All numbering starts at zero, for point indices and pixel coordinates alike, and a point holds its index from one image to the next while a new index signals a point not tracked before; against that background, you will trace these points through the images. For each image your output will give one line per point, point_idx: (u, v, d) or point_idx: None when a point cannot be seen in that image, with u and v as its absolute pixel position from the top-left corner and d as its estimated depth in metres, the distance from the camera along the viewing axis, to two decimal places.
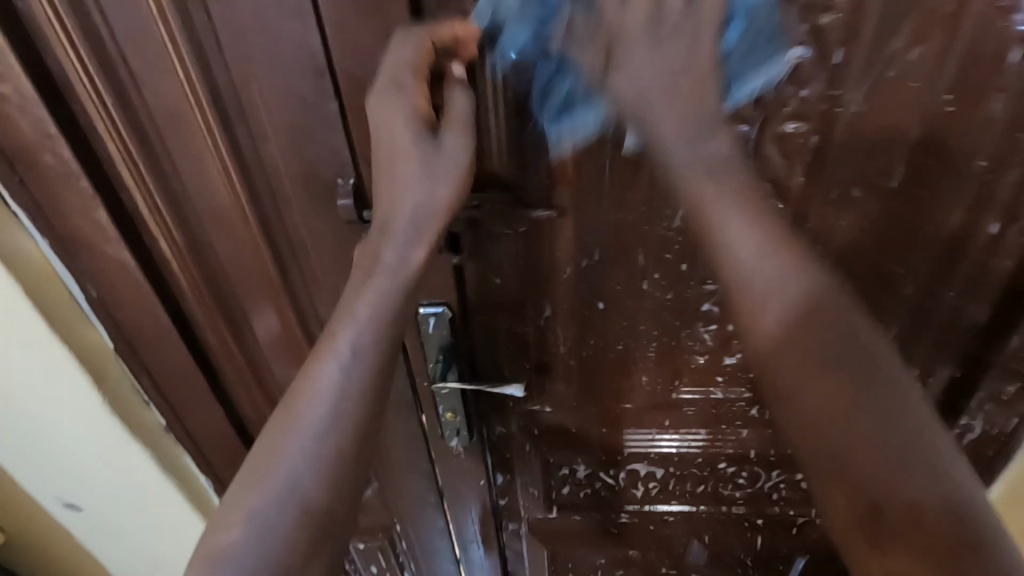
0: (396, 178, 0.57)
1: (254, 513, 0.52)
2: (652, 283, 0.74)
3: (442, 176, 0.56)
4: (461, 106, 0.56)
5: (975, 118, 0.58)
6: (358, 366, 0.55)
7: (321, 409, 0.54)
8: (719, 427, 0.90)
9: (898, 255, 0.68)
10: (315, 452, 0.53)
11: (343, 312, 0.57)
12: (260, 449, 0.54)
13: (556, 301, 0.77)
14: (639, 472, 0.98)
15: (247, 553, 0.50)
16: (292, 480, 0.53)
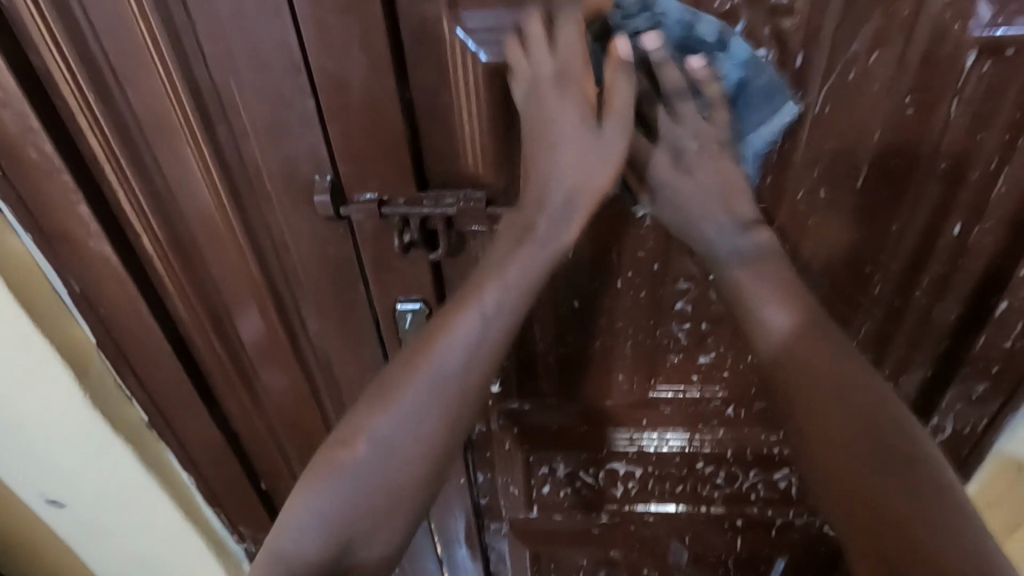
0: (550, 157, 0.55)
1: (379, 439, 0.58)
2: (627, 282, 0.75)
3: (602, 163, 0.54)
4: (624, 94, 0.52)
5: (936, 120, 0.59)
6: (499, 317, 0.57)
7: (451, 359, 0.58)
8: (697, 426, 0.91)
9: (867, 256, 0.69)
10: (435, 397, 0.58)
11: (492, 269, 0.57)
12: (386, 379, 0.59)
13: (533, 299, 0.78)
14: (618, 471, 1.00)
15: (368, 469, 0.58)
16: (410, 421, 0.58)
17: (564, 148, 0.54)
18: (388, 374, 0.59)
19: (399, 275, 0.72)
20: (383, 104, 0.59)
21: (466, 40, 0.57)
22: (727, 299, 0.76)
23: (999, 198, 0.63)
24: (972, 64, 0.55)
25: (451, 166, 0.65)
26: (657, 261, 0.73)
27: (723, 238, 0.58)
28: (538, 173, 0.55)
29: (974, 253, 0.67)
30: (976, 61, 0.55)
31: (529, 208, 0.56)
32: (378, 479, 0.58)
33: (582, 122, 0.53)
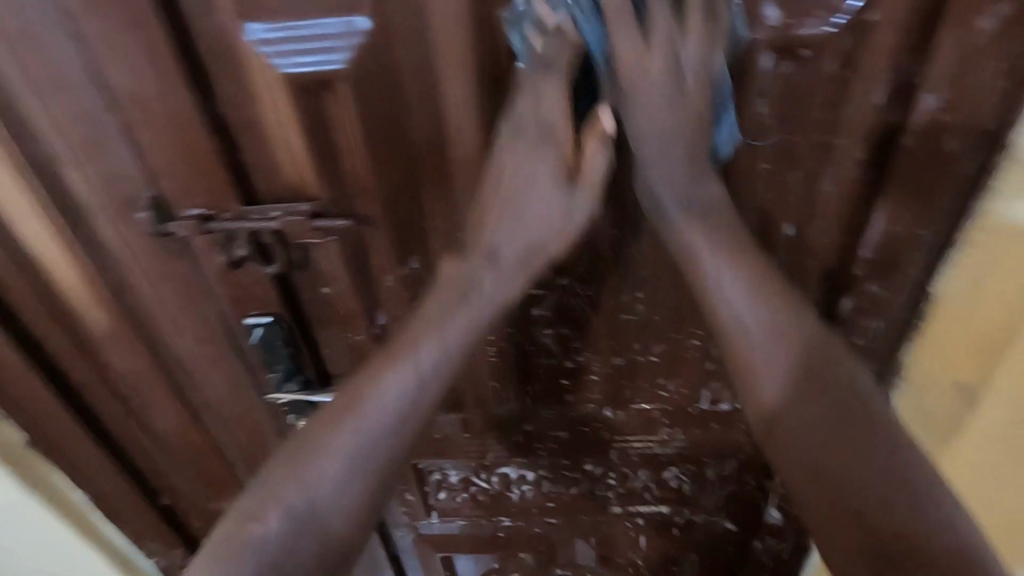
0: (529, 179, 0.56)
1: (289, 510, 0.54)
2: None
3: (566, 225, 0.58)
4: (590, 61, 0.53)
5: (745, 121, 0.58)
6: (431, 387, 0.57)
7: (383, 413, 0.56)
8: (579, 430, 0.91)
9: None
10: (362, 458, 0.55)
11: (422, 327, 0.57)
12: (307, 447, 0.55)
13: (388, 311, 0.75)
14: (511, 476, 0.99)
15: (271, 545, 0.53)
16: (311, 507, 0.54)
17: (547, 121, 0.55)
18: (312, 441, 0.56)
19: (245, 288, 0.71)
20: (191, 117, 0.58)
21: (261, 48, 0.55)
22: (583, 304, 0.76)
23: (824, 197, 0.63)
24: (768, 66, 0.55)
25: (277, 179, 0.64)
26: None
27: (725, 290, 0.57)
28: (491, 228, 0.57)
29: (812, 252, 0.67)
30: (772, 62, 0.55)
31: (477, 263, 0.58)
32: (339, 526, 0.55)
33: (553, 186, 0.56)
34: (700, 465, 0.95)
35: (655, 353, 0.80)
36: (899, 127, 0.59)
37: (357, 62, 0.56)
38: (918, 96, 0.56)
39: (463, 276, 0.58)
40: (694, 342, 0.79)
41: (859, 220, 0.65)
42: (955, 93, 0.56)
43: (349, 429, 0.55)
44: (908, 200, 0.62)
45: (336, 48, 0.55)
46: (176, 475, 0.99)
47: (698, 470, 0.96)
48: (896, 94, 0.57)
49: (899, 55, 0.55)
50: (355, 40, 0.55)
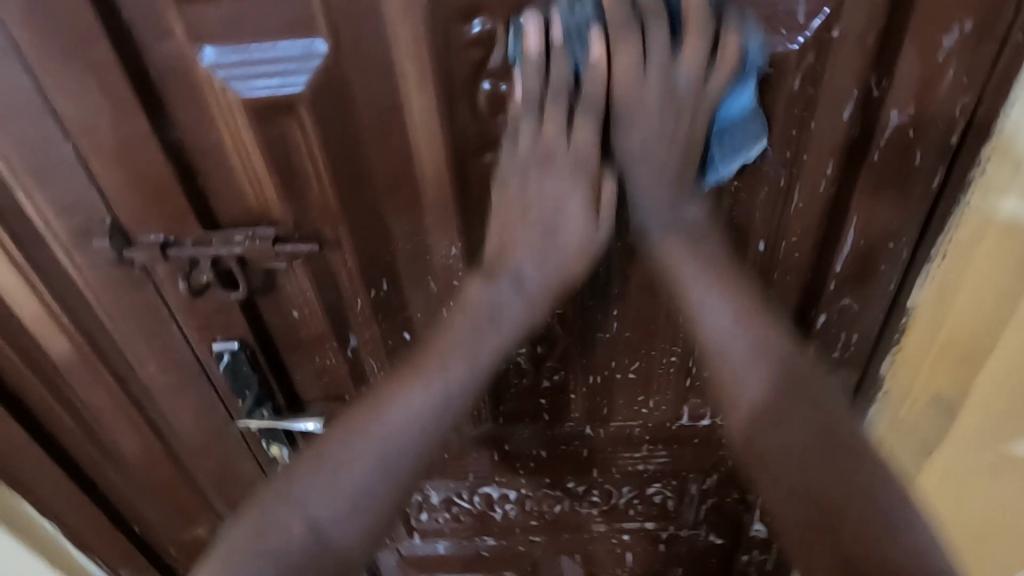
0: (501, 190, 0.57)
1: (371, 451, 0.57)
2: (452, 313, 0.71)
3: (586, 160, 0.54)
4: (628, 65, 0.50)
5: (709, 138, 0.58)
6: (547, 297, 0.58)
7: (460, 370, 0.58)
8: (559, 447, 0.89)
9: None
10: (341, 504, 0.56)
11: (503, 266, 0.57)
12: (297, 479, 0.57)
13: (360, 333, 0.74)
14: (493, 495, 0.97)
15: (352, 487, 0.57)
16: (388, 459, 0.57)
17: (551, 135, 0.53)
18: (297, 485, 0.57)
19: (210, 314, 0.70)
20: (147, 142, 0.57)
21: (216, 72, 0.54)
22: (557, 322, 0.74)
23: (795, 213, 0.62)
24: None
25: (240, 203, 0.62)
26: None
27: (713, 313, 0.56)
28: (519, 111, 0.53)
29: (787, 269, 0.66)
30: None
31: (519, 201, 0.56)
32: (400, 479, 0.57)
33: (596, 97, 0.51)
34: (683, 480, 0.94)
35: (632, 370, 0.79)
36: (866, 141, 0.58)
37: (314, 85, 0.54)
38: (883, 111, 0.56)
39: (493, 284, 0.57)
40: (671, 359, 0.78)
41: (831, 234, 0.64)
42: (918, 107, 0.56)
43: (330, 470, 0.57)
44: (877, 212, 0.62)
45: (290, 72, 0.54)
46: (149, 503, 0.96)
47: (681, 485, 0.95)
48: (861, 108, 0.57)
49: (861, 69, 0.54)
50: (310, 63, 0.53)
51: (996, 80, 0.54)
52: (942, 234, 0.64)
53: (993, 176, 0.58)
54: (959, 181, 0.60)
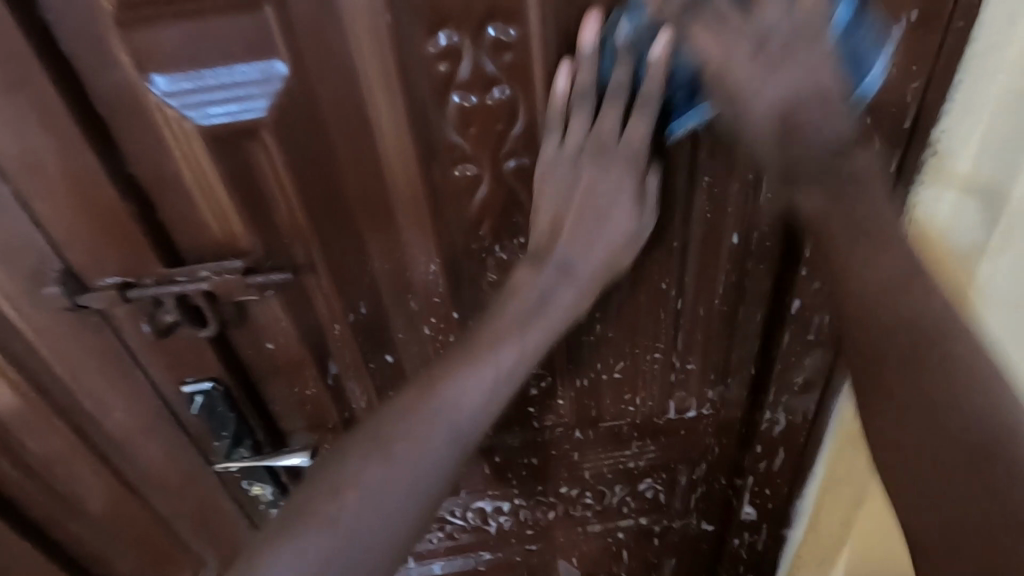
0: (567, 273, 0.58)
1: (341, 517, 0.53)
2: (434, 328, 0.70)
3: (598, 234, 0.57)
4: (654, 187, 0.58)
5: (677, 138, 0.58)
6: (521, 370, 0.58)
7: (444, 425, 0.56)
8: (550, 454, 0.89)
9: (660, 269, 0.69)
10: (369, 529, 0.53)
11: (487, 339, 0.58)
12: (332, 483, 0.55)
13: (340, 358, 0.72)
14: (487, 508, 0.96)
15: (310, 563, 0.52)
16: (355, 525, 0.53)
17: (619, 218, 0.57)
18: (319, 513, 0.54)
19: (178, 354, 0.66)
20: (97, 178, 0.53)
21: (169, 101, 0.51)
22: None
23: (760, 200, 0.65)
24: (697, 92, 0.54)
25: (204, 237, 0.59)
26: (456, 308, 0.68)
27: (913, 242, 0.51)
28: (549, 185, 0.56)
29: (760, 257, 0.70)
30: None
31: (546, 277, 0.58)
32: (369, 549, 0.53)
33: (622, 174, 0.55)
34: (673, 472, 0.95)
35: (617, 370, 0.79)
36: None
37: (276, 109, 0.52)
38: None
39: (481, 347, 0.57)
40: (655, 355, 0.77)
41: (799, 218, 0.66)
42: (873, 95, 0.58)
43: (376, 463, 0.55)
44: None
45: (250, 97, 0.51)
46: (121, 560, 0.90)
47: (671, 477, 0.96)
48: None
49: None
50: (272, 87, 0.51)
51: (944, 62, 0.56)
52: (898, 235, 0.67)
53: (935, 171, 0.62)
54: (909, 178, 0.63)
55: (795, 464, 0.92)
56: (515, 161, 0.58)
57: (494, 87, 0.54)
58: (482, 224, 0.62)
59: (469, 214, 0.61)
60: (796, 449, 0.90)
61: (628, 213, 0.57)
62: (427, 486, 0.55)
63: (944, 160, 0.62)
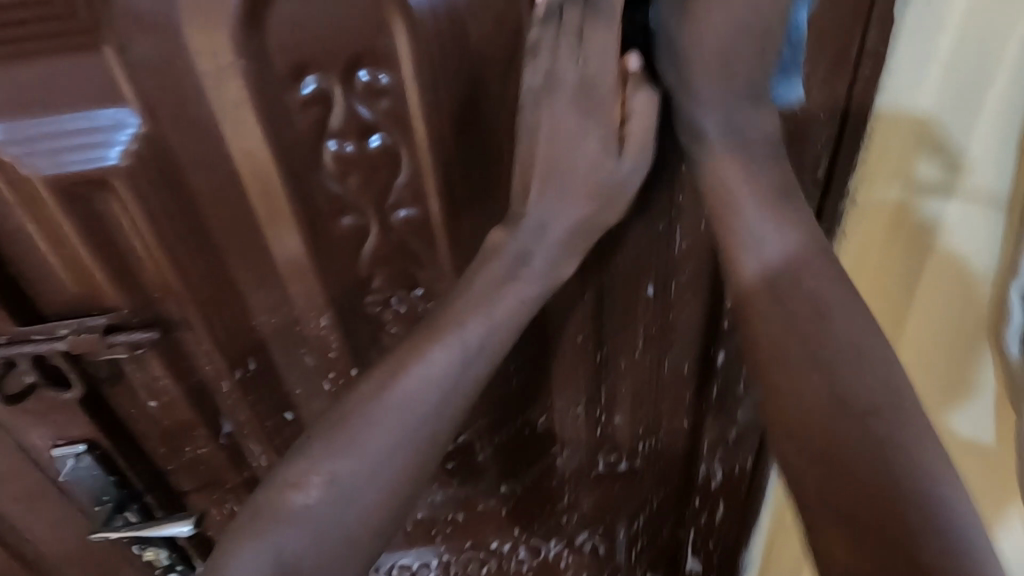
0: (540, 233, 0.50)
1: (280, 546, 0.46)
2: (333, 383, 0.66)
3: (591, 165, 0.48)
4: (644, 116, 0.47)
5: None
6: (490, 342, 0.50)
7: (399, 422, 0.48)
8: (475, 509, 0.84)
9: (574, 321, 0.65)
10: (321, 534, 0.47)
11: (451, 315, 0.50)
12: (281, 482, 0.48)
13: (232, 416, 0.66)
14: (412, 566, 0.90)
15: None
16: (302, 545, 0.46)
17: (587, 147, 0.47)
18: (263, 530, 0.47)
19: (48, 415, 0.61)
20: None
21: (4, 148, 0.46)
22: None
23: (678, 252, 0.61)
24: None
25: (63, 292, 0.54)
26: (354, 365, 0.64)
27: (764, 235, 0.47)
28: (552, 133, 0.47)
29: (684, 308, 0.65)
30: None
31: (527, 236, 0.50)
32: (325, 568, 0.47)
33: (601, 147, 0.47)
34: (610, 525, 0.90)
35: (541, 424, 0.75)
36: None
37: (128, 158, 0.47)
38: None
39: (447, 326, 0.50)
40: (579, 410, 0.73)
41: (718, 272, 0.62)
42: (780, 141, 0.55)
43: (323, 476, 0.47)
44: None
45: (98, 145, 0.47)
46: None
47: (609, 533, 0.91)
48: None
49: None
50: (120, 135, 0.47)
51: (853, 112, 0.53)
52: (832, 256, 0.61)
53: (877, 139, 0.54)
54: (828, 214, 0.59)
55: (739, 518, 0.87)
56: (405, 211, 0.54)
57: (371, 134, 0.50)
58: (374, 276, 0.58)
59: (360, 265, 0.57)
60: (737, 505, 0.85)
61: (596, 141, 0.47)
62: (379, 479, 0.48)
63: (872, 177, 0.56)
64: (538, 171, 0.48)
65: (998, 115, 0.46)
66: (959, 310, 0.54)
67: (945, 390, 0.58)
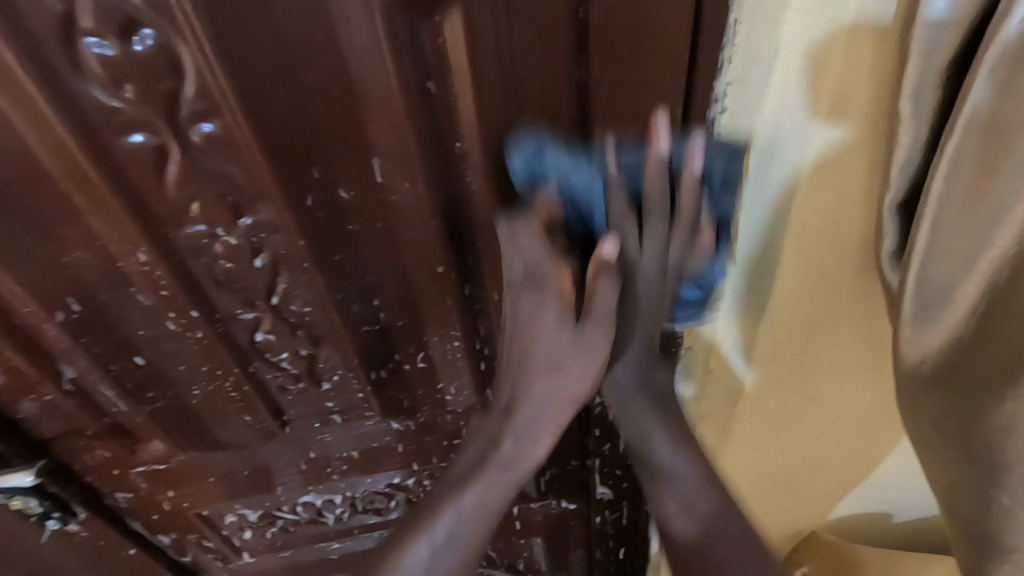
0: (555, 369, 0.51)
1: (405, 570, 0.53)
2: (178, 324, 0.61)
3: (580, 364, 0.51)
4: (607, 297, 0.47)
5: (396, 95, 0.47)
6: (572, 378, 0.51)
7: (477, 491, 0.53)
8: (371, 446, 0.82)
9: (437, 253, 0.59)
10: None
11: (517, 350, 0.51)
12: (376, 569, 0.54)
13: (72, 363, 0.62)
14: (316, 503, 0.89)
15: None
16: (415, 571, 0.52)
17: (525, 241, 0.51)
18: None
19: None
20: None
21: None
22: (310, 321, 0.63)
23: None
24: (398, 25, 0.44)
25: None
26: (194, 304, 0.59)
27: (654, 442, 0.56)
28: (515, 366, 0.52)
29: None
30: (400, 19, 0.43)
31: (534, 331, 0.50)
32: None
33: (559, 326, 0.50)
34: None
35: (420, 360, 0.71)
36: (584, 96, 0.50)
37: None
38: (595, 40, 0.47)
39: (522, 378, 0.52)
40: (455, 344, 0.69)
41: None
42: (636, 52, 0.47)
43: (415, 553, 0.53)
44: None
45: None
46: None
47: None
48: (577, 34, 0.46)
49: None
50: None
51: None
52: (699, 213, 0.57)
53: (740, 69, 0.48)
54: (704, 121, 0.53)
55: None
56: (204, 126, 0.47)
57: (134, 30, 0.42)
58: (190, 204, 0.52)
59: (169, 192, 0.51)
60: None
61: (554, 315, 0.49)
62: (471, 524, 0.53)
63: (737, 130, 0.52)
64: (518, 375, 0.52)
65: (855, 23, 0.43)
66: (840, 192, 0.52)
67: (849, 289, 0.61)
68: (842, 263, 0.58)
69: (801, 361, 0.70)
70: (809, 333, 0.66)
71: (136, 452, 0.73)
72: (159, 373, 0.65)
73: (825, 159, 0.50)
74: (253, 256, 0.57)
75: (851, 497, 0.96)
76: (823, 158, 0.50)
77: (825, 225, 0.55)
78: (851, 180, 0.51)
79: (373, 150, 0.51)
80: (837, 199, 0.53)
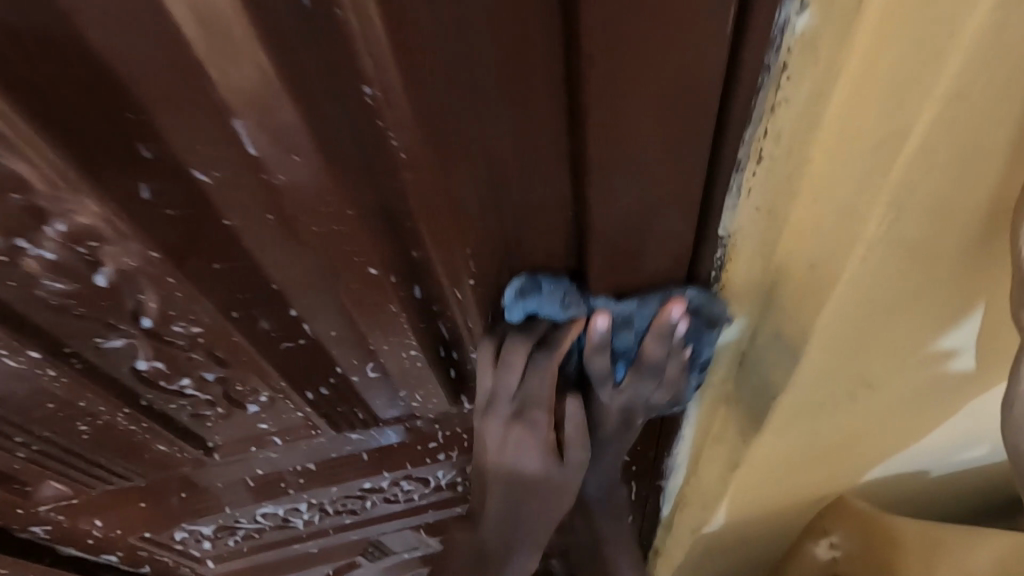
0: (525, 414, 0.57)
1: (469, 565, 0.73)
2: (20, 362, 0.44)
3: (534, 420, 0.57)
4: (576, 418, 0.58)
5: (234, 20, 0.26)
6: (529, 426, 0.58)
7: (503, 517, 0.67)
8: (330, 458, 0.68)
9: (367, 245, 0.41)
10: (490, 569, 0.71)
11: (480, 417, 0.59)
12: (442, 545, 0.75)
13: None
14: (279, 512, 0.77)
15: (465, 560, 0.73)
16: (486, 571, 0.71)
17: (531, 396, 0.55)
18: (485, 530, 0.69)
19: None
20: None
21: None
22: (208, 343, 0.47)
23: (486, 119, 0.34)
24: None
25: None
26: (28, 342, 0.42)
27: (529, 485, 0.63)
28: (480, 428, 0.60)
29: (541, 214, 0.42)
30: None
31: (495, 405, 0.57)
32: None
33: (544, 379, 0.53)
34: None
35: (370, 370, 0.55)
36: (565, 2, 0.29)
37: None
38: None
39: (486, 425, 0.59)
40: (413, 353, 0.53)
41: (577, 155, 0.37)
42: None
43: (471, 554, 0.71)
44: (619, 135, 0.35)
45: None
46: None
47: None
48: None
49: None
50: None
51: None
52: (752, 163, 0.41)
53: None
54: (767, 25, 0.33)
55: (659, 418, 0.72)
56: None
57: None
58: None
59: None
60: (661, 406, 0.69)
61: (537, 381, 0.53)
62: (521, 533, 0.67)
63: (817, 61, 0.35)
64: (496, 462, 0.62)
65: None
66: (968, 135, 0.35)
67: (949, 263, 0.46)
68: (952, 238, 0.43)
69: (865, 351, 0.55)
70: (877, 326, 0.52)
71: (36, 493, 0.60)
72: (21, 415, 0.49)
73: (965, 96, 0.33)
74: (92, 273, 0.38)
75: (890, 460, 0.85)
76: (963, 94, 0.33)
77: (937, 183, 0.38)
78: (1000, 120, 0.35)
79: (228, 109, 0.31)
80: (964, 145, 0.36)
